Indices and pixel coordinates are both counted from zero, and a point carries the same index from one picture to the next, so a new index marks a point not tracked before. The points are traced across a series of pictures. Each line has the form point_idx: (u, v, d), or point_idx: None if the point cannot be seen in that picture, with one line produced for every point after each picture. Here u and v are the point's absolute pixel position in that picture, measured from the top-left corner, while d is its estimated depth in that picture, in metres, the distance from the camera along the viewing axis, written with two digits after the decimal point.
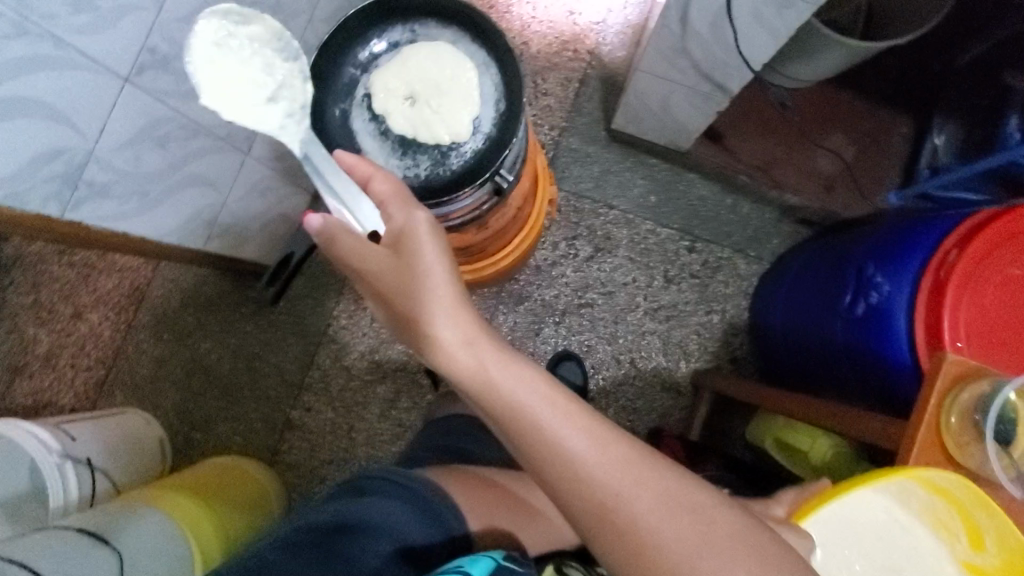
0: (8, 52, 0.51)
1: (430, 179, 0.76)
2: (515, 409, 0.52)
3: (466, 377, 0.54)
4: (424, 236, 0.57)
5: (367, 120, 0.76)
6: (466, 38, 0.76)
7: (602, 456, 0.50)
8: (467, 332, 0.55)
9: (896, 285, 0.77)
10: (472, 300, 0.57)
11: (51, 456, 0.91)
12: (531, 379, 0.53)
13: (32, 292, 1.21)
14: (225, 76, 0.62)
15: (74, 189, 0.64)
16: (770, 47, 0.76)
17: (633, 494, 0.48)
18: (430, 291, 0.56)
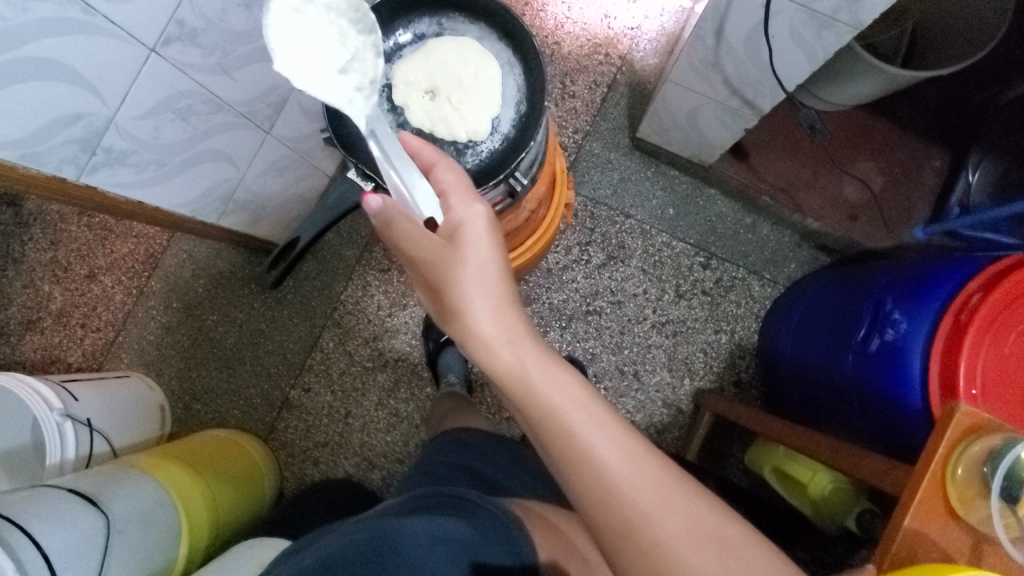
0: (35, 14, 0.51)
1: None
2: (551, 413, 0.53)
3: (506, 376, 0.56)
4: (481, 231, 0.59)
5: (385, 110, 0.74)
6: (492, 37, 0.75)
7: (630, 468, 0.51)
8: (511, 331, 0.57)
9: (914, 324, 0.75)
10: (517, 300, 0.59)
11: (53, 414, 0.91)
12: (569, 385, 0.55)
13: (51, 250, 1.23)
14: (298, 44, 0.60)
15: (91, 154, 0.64)
16: (805, 67, 0.74)
17: (659, 514, 0.49)
18: (482, 287, 0.57)
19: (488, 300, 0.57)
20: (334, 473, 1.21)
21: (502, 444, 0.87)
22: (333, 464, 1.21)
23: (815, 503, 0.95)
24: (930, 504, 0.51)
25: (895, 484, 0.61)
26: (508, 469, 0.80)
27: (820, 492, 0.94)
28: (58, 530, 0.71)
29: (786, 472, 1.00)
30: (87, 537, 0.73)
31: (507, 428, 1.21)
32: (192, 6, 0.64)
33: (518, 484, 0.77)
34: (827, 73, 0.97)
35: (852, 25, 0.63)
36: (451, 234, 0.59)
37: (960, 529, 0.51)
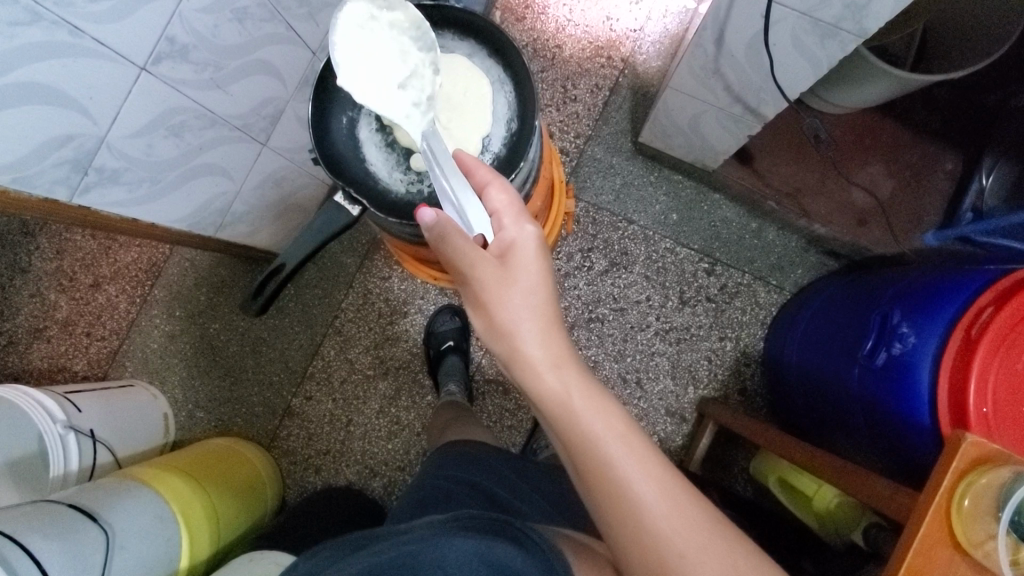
0: (23, 39, 0.51)
1: (433, 196, 0.76)
2: (592, 441, 0.53)
3: (550, 399, 0.56)
4: (531, 255, 0.59)
5: (374, 130, 0.76)
6: (482, 53, 0.74)
7: (668, 506, 0.50)
8: (559, 354, 0.57)
9: (923, 339, 0.73)
10: (562, 325, 0.59)
11: (56, 426, 0.92)
12: (611, 414, 0.55)
13: (56, 258, 1.24)
14: (362, 57, 0.61)
15: (84, 174, 0.63)
16: (809, 75, 0.71)
17: (694, 553, 0.49)
18: (532, 309, 0.58)
19: (535, 323, 0.57)
20: (335, 482, 1.21)
21: (502, 457, 0.86)
22: (334, 473, 1.21)
23: (820, 516, 0.94)
24: (934, 540, 0.50)
25: (898, 509, 0.61)
26: (506, 483, 0.79)
27: (824, 506, 0.93)
28: (57, 547, 0.71)
29: (792, 484, 0.99)
30: (87, 553, 0.74)
31: (508, 437, 1.20)
32: (182, 24, 0.64)
33: (519, 500, 0.76)
34: (834, 76, 0.95)
35: (856, 34, 0.61)
36: (503, 254, 0.59)
37: (969, 567, 0.50)
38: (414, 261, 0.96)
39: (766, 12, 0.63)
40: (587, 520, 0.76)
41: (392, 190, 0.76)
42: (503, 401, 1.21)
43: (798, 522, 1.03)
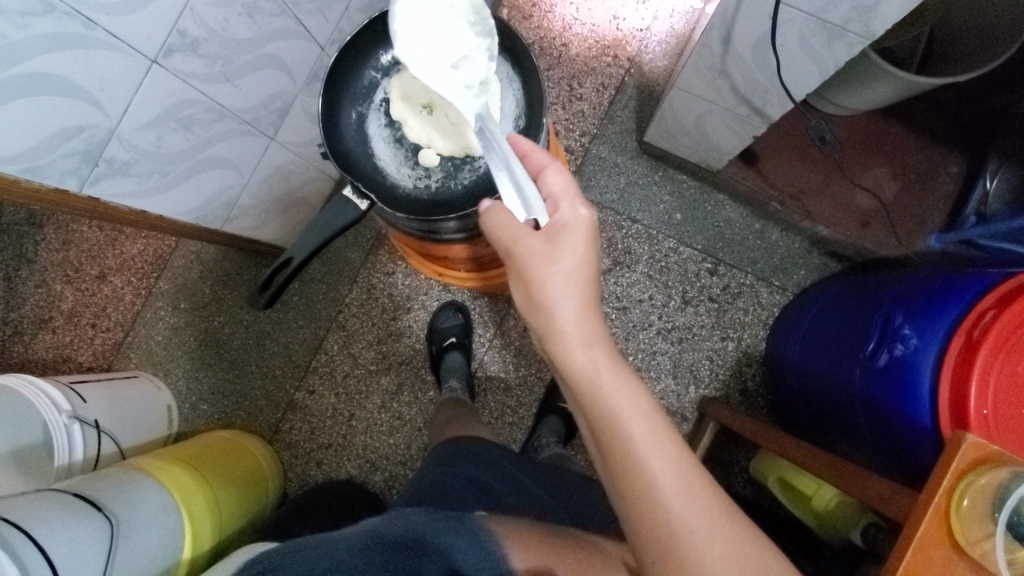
0: (32, 29, 0.51)
1: (440, 192, 0.77)
2: (617, 419, 0.54)
3: (579, 375, 0.56)
4: (577, 236, 0.59)
5: (383, 125, 0.76)
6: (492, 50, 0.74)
7: (682, 488, 0.51)
8: (595, 334, 0.58)
9: (923, 341, 0.73)
10: (599, 306, 0.60)
11: (61, 416, 0.93)
12: (638, 396, 0.55)
13: (63, 249, 1.25)
14: (421, 33, 0.61)
15: (94, 165, 0.64)
16: (815, 78, 0.72)
17: (704, 535, 0.49)
18: (570, 288, 0.58)
19: (573, 302, 0.58)
20: (337, 476, 1.22)
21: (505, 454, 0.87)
22: (336, 467, 1.22)
23: (818, 514, 0.95)
24: (932, 540, 0.50)
25: (897, 509, 0.61)
26: (508, 479, 0.80)
27: (824, 505, 0.94)
28: (62, 534, 0.72)
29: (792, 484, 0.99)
30: (94, 542, 0.75)
31: (509, 433, 1.21)
32: (194, 16, 0.64)
33: (521, 495, 0.77)
34: (838, 79, 0.95)
35: (862, 36, 0.61)
36: (552, 231, 0.59)
37: (966, 565, 0.50)
38: (417, 255, 0.96)
39: (773, 12, 0.63)
40: (588, 517, 0.77)
41: (400, 185, 0.77)
42: (504, 398, 1.22)
43: (796, 522, 1.03)
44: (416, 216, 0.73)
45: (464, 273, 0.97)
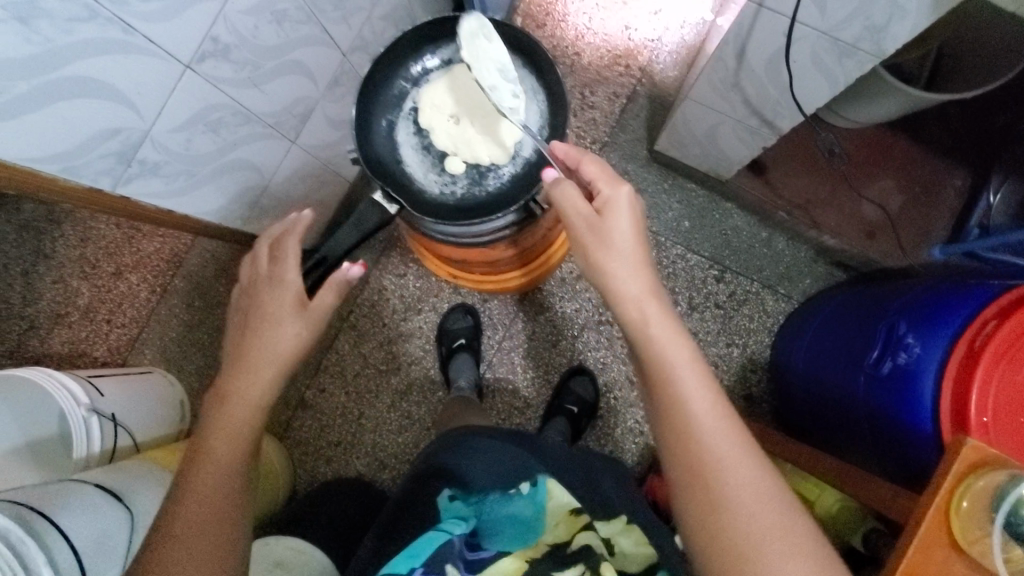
0: (78, 35, 0.53)
1: (465, 199, 0.79)
2: (667, 366, 0.56)
3: (632, 328, 0.59)
4: (625, 211, 0.62)
5: (412, 133, 0.79)
6: (517, 62, 0.76)
7: (723, 431, 0.54)
8: (652, 289, 0.60)
9: (927, 350, 0.75)
10: (653, 269, 0.62)
11: (80, 409, 0.94)
12: (689, 347, 0.57)
13: (80, 246, 1.28)
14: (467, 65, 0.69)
15: (127, 166, 0.66)
16: (827, 94, 0.74)
17: (739, 474, 0.52)
18: (625, 252, 0.61)
19: (626, 264, 0.61)
20: (345, 473, 1.23)
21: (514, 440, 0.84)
22: (344, 464, 1.24)
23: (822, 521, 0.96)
24: (933, 539, 0.52)
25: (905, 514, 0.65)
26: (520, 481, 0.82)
27: (826, 510, 0.96)
28: (85, 523, 0.76)
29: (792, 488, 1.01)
30: (116, 533, 0.79)
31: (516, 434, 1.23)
32: (226, 24, 0.67)
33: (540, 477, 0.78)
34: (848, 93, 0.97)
35: (874, 55, 0.63)
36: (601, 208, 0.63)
37: (964, 564, 0.52)
38: (433, 257, 0.98)
39: (788, 31, 0.65)
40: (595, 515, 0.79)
41: (427, 190, 0.78)
42: (512, 399, 1.24)
43: None
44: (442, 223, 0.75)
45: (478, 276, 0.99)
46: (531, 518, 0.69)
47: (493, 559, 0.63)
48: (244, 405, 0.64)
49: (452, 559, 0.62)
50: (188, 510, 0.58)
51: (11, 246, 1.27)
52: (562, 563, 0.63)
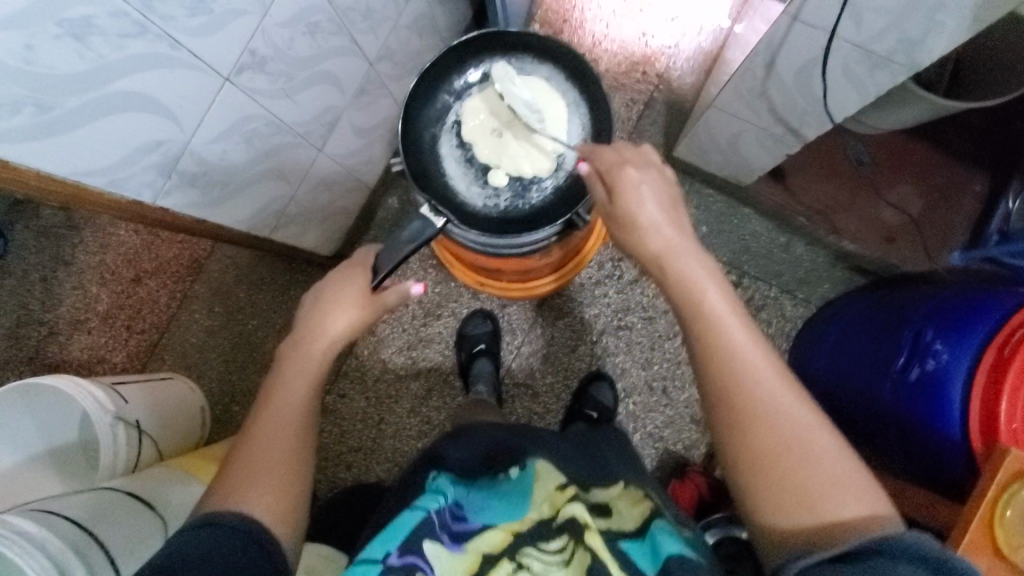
0: (128, 51, 0.54)
1: (509, 211, 0.82)
2: (702, 296, 0.61)
3: (667, 272, 0.64)
4: (645, 191, 0.66)
5: (455, 146, 0.83)
6: (560, 76, 0.81)
7: (757, 351, 0.58)
8: (685, 240, 0.65)
9: (955, 356, 0.76)
10: (684, 225, 0.66)
11: (107, 416, 0.94)
12: (721, 283, 0.62)
13: (99, 252, 1.28)
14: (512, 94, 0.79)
15: (167, 178, 0.66)
16: (856, 103, 0.74)
17: (774, 388, 0.56)
18: (654, 225, 0.65)
19: (663, 226, 0.65)
20: (365, 479, 1.24)
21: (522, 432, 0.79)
22: (365, 470, 1.24)
23: None
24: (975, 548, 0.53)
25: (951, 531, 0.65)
26: None
27: None
28: (118, 529, 0.77)
29: None
30: (149, 535, 0.80)
31: None
32: (263, 37, 0.68)
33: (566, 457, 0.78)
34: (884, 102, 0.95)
35: (907, 66, 0.64)
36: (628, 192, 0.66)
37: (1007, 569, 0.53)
38: (460, 265, 1.00)
39: (826, 43, 0.66)
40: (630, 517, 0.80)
41: (471, 202, 0.82)
42: (531, 404, 1.24)
43: None
44: (489, 236, 0.77)
45: (505, 284, 1.01)
46: (515, 495, 0.61)
47: (479, 530, 0.56)
48: (309, 371, 0.67)
49: (436, 535, 0.54)
50: (264, 442, 0.62)
51: (32, 253, 1.28)
52: (546, 534, 0.55)
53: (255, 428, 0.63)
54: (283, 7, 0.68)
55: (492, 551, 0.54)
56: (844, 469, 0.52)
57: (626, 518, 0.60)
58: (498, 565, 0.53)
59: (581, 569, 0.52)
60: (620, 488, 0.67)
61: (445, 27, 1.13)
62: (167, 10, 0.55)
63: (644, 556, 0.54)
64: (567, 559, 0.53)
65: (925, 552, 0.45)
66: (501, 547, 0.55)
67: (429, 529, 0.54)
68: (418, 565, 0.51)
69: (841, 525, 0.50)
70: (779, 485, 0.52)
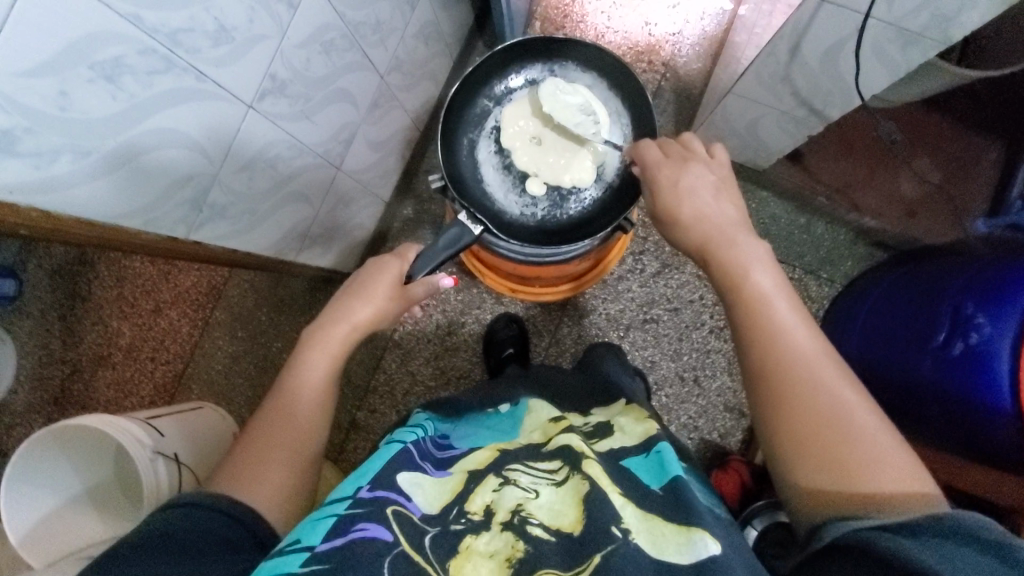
0: (158, 87, 0.53)
1: (545, 220, 0.84)
2: (744, 269, 0.61)
3: (710, 254, 0.65)
4: (693, 183, 0.67)
5: (492, 152, 0.84)
6: (601, 84, 0.84)
7: (800, 323, 0.58)
8: (724, 223, 0.65)
9: (998, 328, 0.76)
10: (736, 212, 0.66)
11: (147, 450, 0.90)
12: (767, 265, 0.62)
13: (116, 286, 1.27)
14: (559, 108, 0.79)
15: (199, 211, 0.67)
16: (885, 79, 0.73)
17: (818, 358, 0.55)
18: (704, 213, 0.66)
19: (712, 213, 0.66)
20: None
21: (528, 380, 0.82)
22: None
23: None
24: None
25: None
26: None
27: None
28: None
29: None
30: None
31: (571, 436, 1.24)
32: (283, 61, 0.66)
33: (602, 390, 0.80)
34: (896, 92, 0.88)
35: (940, 41, 0.63)
36: (675, 188, 0.67)
37: None
38: (494, 275, 0.99)
39: (860, 24, 0.65)
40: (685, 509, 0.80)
41: (507, 211, 0.84)
42: None
43: None
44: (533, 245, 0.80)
45: (534, 287, 1.00)
46: (506, 425, 0.66)
47: (465, 455, 0.59)
48: (325, 357, 0.70)
49: (415, 465, 0.55)
50: (278, 432, 0.64)
51: (46, 292, 1.26)
52: (535, 457, 0.56)
53: (271, 417, 0.65)
54: (299, 28, 0.66)
55: (478, 468, 0.56)
56: (884, 447, 0.50)
57: (628, 434, 0.62)
58: (484, 480, 0.53)
59: (576, 495, 0.50)
60: (624, 406, 0.70)
61: (450, 33, 1.11)
62: (192, 42, 0.54)
63: (648, 472, 0.55)
64: (558, 481, 0.52)
65: (988, 535, 0.42)
66: (485, 462, 0.56)
67: (406, 462, 0.55)
68: (394, 494, 0.50)
69: (880, 499, 0.48)
70: (811, 451, 0.52)
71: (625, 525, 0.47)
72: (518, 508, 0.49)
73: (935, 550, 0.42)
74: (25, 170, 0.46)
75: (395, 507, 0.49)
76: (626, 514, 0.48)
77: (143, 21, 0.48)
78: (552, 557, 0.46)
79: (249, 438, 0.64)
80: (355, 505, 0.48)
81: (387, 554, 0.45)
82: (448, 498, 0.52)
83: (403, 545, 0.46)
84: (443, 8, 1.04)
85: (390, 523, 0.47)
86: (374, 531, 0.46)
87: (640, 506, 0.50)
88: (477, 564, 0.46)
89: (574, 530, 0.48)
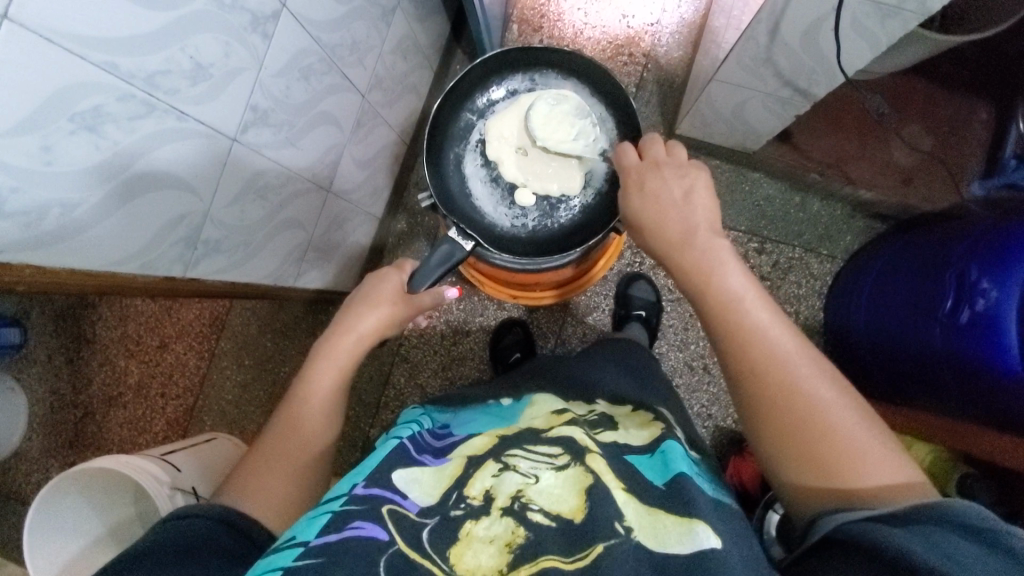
0: (141, 131, 0.53)
1: (536, 231, 0.84)
2: (713, 271, 0.60)
3: (680, 258, 0.64)
4: (668, 184, 0.66)
5: (479, 165, 0.84)
6: (584, 89, 0.83)
7: (772, 320, 0.57)
8: (691, 224, 0.64)
9: (1005, 292, 0.75)
10: (709, 210, 0.65)
11: (165, 487, 0.89)
12: (735, 265, 0.61)
13: (120, 325, 1.27)
14: (550, 120, 0.79)
15: (194, 248, 0.67)
16: (868, 54, 0.72)
17: (794, 354, 0.55)
18: (678, 213, 0.65)
19: (686, 214, 0.65)
20: None
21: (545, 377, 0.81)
22: None
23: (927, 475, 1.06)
24: None
25: None
26: None
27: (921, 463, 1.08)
28: None
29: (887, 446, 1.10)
30: None
31: None
32: (263, 91, 0.66)
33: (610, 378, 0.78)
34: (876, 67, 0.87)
35: (918, 12, 0.62)
36: (656, 190, 0.66)
37: None
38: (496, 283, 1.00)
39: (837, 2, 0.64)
40: None
41: (498, 223, 0.84)
42: None
43: None
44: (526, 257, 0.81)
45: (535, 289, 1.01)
46: (506, 414, 0.66)
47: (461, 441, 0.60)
48: (330, 374, 0.69)
49: (414, 457, 0.55)
50: (282, 458, 0.64)
51: (52, 338, 1.27)
52: (537, 440, 0.55)
53: (275, 440, 0.65)
54: (275, 57, 0.66)
55: (476, 452, 0.56)
56: (865, 438, 0.50)
57: (633, 435, 0.61)
58: (484, 464, 0.53)
59: (580, 484, 0.50)
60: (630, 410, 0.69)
61: (428, 44, 1.11)
62: (171, 83, 0.54)
63: (652, 469, 0.55)
64: (559, 464, 0.52)
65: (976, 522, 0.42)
66: (485, 446, 0.56)
67: (404, 455, 0.54)
68: (388, 491, 0.49)
69: (866, 490, 0.48)
70: (796, 448, 0.52)
71: (628, 521, 0.47)
72: (518, 493, 0.49)
73: (939, 545, 0.41)
74: (16, 227, 0.46)
75: (389, 504, 0.48)
76: (626, 509, 0.48)
77: (119, 68, 0.48)
78: (551, 544, 0.46)
79: (254, 454, 0.65)
80: (352, 503, 0.48)
81: (384, 551, 0.44)
82: (447, 483, 0.52)
83: (398, 541, 0.46)
84: (419, 21, 1.04)
85: (386, 520, 0.47)
86: (369, 529, 0.45)
87: (641, 500, 0.50)
88: (478, 549, 0.46)
89: (576, 517, 0.48)
